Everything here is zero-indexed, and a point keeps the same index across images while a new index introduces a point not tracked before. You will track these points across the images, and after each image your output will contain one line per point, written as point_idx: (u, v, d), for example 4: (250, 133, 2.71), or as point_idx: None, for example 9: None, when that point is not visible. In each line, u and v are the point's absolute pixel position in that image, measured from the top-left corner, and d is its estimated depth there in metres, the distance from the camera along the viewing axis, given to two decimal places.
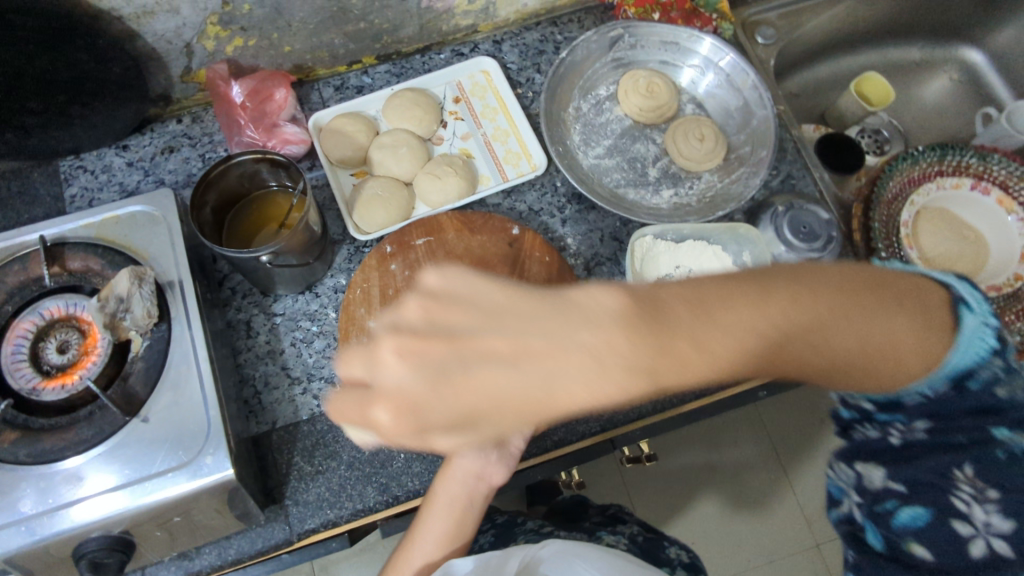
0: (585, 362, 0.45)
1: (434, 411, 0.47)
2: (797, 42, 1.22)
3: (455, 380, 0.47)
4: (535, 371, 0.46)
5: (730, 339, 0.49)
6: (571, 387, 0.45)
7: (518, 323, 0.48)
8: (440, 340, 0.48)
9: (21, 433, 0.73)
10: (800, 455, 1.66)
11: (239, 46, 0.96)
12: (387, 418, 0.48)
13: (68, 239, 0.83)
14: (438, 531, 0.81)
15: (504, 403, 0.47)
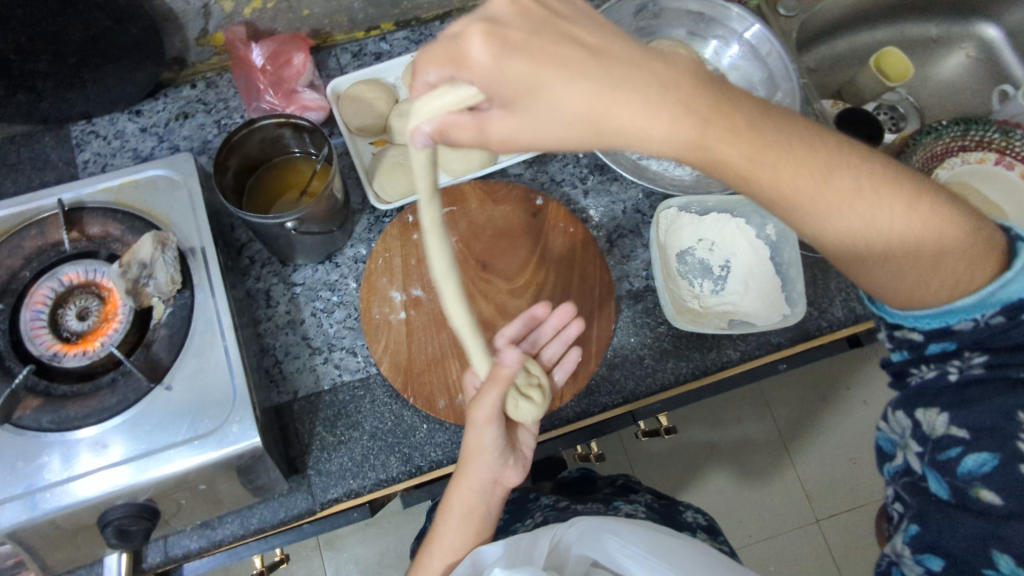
0: (653, 89, 0.52)
1: (504, 78, 0.52)
2: (819, 16, 1.21)
3: (545, 44, 0.52)
4: (608, 76, 0.52)
5: (791, 165, 0.54)
6: (630, 111, 0.52)
7: (620, 39, 0.54)
8: (544, 12, 0.54)
9: (44, 400, 0.72)
10: (803, 433, 1.67)
11: (257, 9, 0.93)
12: (478, 44, 0.52)
13: (87, 204, 0.81)
14: (457, 538, 0.77)
15: (576, 105, 0.52)
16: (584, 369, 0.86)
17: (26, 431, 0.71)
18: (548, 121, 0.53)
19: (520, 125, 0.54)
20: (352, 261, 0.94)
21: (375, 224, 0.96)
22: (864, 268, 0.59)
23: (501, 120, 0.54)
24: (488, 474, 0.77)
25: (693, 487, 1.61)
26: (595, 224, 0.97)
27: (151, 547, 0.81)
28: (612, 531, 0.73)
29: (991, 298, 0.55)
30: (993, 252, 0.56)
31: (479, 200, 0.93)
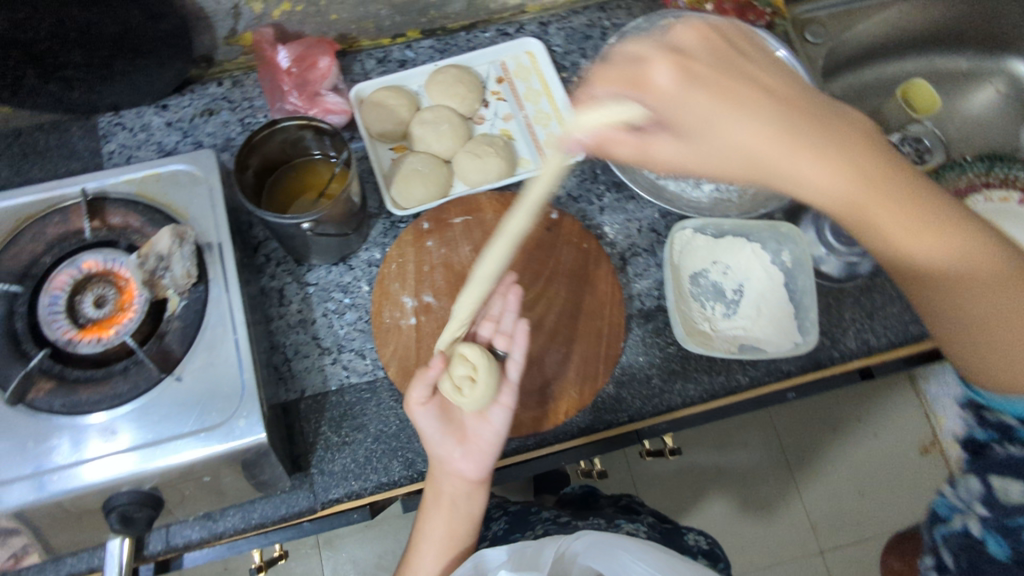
0: (834, 154, 0.66)
1: (684, 100, 0.67)
2: (846, 44, 1.20)
3: (722, 77, 0.67)
4: (772, 118, 0.65)
5: (893, 206, 0.68)
6: (807, 164, 0.65)
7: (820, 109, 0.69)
8: (721, 62, 0.69)
9: (56, 383, 0.73)
10: (811, 462, 1.65)
11: (286, 11, 0.95)
12: (666, 71, 0.67)
13: (109, 193, 0.82)
14: (433, 531, 0.82)
15: (772, 135, 0.65)
16: (591, 384, 0.86)
17: (37, 413, 0.72)
18: (713, 147, 0.66)
19: (688, 138, 0.67)
20: (366, 264, 0.95)
21: (390, 229, 0.96)
22: (937, 293, 0.72)
23: (670, 143, 0.68)
24: (441, 466, 0.80)
25: (696, 510, 1.59)
26: (609, 241, 0.97)
27: (154, 535, 0.82)
28: (626, 549, 0.74)
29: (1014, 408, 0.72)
30: None
31: (494, 211, 0.93)
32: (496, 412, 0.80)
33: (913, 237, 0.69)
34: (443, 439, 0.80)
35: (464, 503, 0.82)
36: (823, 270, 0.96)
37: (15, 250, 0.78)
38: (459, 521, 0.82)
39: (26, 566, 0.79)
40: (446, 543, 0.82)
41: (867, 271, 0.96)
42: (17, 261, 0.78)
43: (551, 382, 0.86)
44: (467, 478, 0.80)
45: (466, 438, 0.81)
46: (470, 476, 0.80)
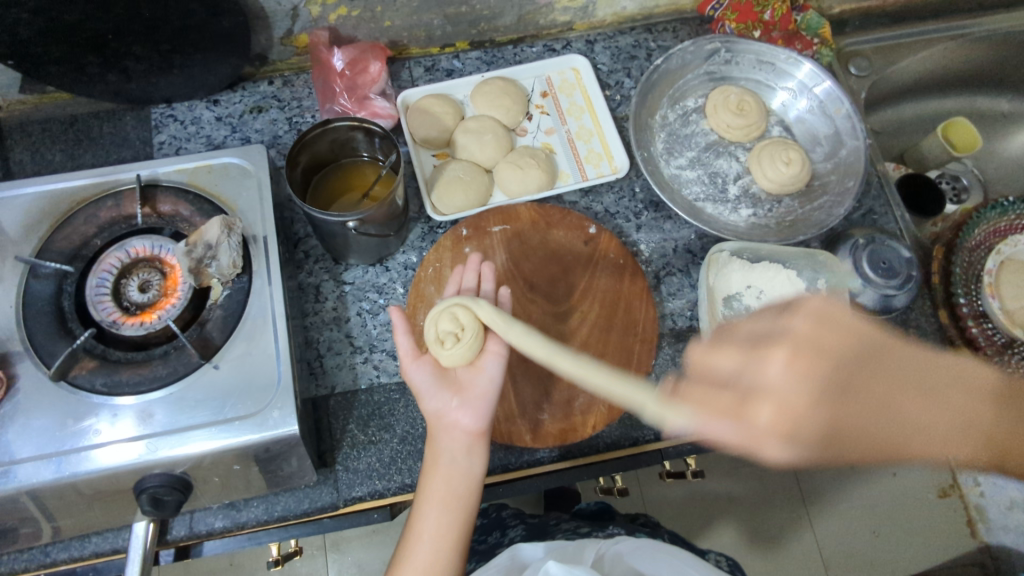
0: (931, 427, 0.77)
1: (794, 394, 0.75)
2: (890, 79, 1.21)
3: (844, 410, 0.76)
4: (896, 421, 0.77)
5: (904, 395, 0.78)
6: (911, 413, 0.77)
7: (909, 386, 0.79)
8: (824, 360, 0.75)
9: (99, 362, 0.75)
10: (825, 497, 1.63)
11: (343, 16, 0.97)
12: (771, 411, 0.74)
13: (161, 181, 0.84)
14: (432, 493, 0.74)
15: (871, 443, 0.75)
16: None
17: (78, 390, 0.74)
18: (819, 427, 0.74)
19: (789, 412, 0.74)
20: (402, 267, 0.96)
21: (428, 234, 0.97)
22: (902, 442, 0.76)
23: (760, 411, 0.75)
24: (439, 420, 0.77)
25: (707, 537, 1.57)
26: (644, 259, 0.98)
27: (177, 520, 0.83)
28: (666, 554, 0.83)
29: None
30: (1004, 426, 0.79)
31: (533, 222, 0.94)
32: (488, 361, 0.81)
33: (924, 409, 0.78)
34: (437, 393, 0.79)
35: (466, 461, 0.75)
36: (858, 302, 0.92)
37: (68, 231, 0.81)
38: (457, 478, 0.74)
39: (53, 542, 0.80)
40: (447, 508, 0.74)
41: (902, 306, 0.92)
42: (68, 241, 0.80)
43: (580, 393, 0.86)
44: (467, 428, 0.76)
45: (462, 389, 0.79)
46: (470, 426, 0.76)
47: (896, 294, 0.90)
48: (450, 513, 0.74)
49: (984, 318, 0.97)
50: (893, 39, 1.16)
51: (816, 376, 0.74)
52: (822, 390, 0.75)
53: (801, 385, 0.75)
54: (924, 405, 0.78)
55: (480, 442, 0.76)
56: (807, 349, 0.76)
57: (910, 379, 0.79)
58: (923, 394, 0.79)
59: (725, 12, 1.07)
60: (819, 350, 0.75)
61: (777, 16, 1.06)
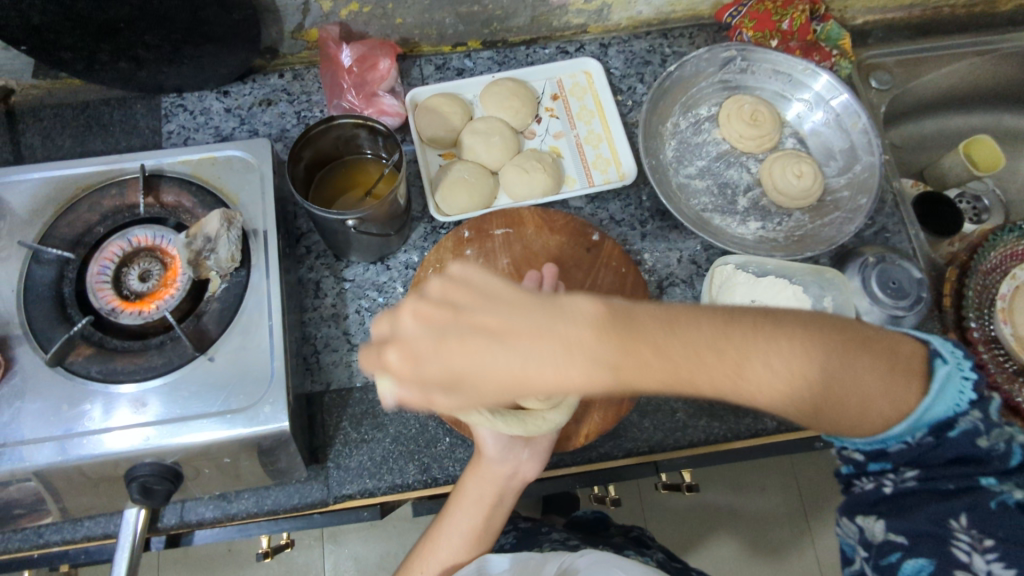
0: (557, 347, 0.50)
1: (433, 357, 0.51)
2: (912, 93, 1.18)
3: (458, 346, 0.51)
4: (522, 349, 0.50)
5: (493, 346, 0.50)
6: (548, 373, 0.50)
7: (512, 307, 0.52)
8: (447, 310, 0.52)
9: (95, 350, 0.76)
10: (826, 514, 1.60)
11: (354, 11, 0.97)
12: (396, 359, 0.51)
13: (165, 172, 0.85)
14: (462, 527, 0.81)
15: (500, 373, 0.50)
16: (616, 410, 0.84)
17: (74, 376, 0.74)
18: (487, 393, 0.51)
19: (466, 401, 0.52)
20: (403, 266, 0.95)
21: (430, 234, 0.97)
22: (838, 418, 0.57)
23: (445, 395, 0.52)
24: (504, 469, 0.79)
25: (702, 547, 1.56)
26: (647, 268, 0.96)
27: (168, 508, 0.83)
28: (622, 568, 0.74)
29: (922, 419, 0.58)
30: (915, 363, 0.59)
31: (535, 226, 0.92)
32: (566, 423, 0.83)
33: (573, 366, 0.50)
34: (509, 446, 0.77)
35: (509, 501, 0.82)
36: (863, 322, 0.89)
37: (72, 218, 0.81)
38: (495, 514, 0.82)
39: (43, 525, 0.81)
40: (473, 541, 0.81)
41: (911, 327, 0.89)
42: (72, 228, 0.81)
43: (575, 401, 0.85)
44: (525, 478, 0.81)
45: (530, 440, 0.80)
46: (528, 477, 0.81)
47: (903, 315, 0.87)
48: (477, 544, 0.81)
49: (995, 343, 0.96)
50: (916, 52, 1.13)
51: (488, 357, 0.50)
52: (478, 336, 0.51)
53: (433, 333, 0.51)
54: (530, 353, 0.50)
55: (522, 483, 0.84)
56: (445, 301, 0.53)
57: (538, 331, 0.51)
58: (521, 337, 0.50)
59: (743, 20, 1.04)
60: (494, 295, 0.54)
61: (796, 26, 1.02)
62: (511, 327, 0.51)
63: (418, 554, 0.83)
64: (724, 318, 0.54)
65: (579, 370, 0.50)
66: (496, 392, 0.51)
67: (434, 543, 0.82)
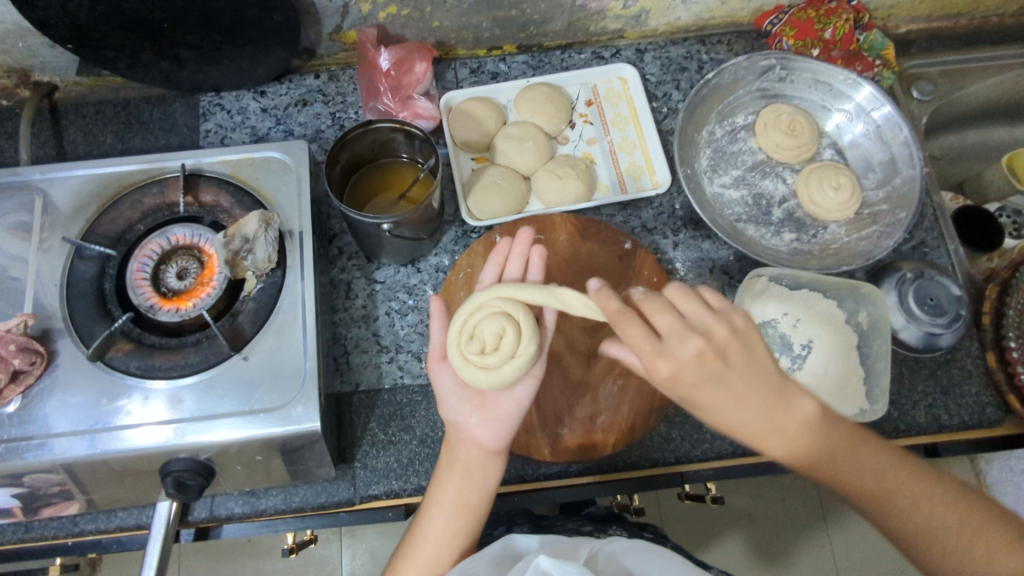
0: (770, 410, 0.61)
1: (683, 386, 0.60)
2: (956, 104, 1.15)
3: (724, 378, 0.60)
4: (754, 408, 0.61)
5: (732, 394, 0.60)
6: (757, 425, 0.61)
7: (761, 370, 0.62)
8: (718, 350, 0.60)
9: (134, 346, 0.78)
10: (843, 521, 1.55)
11: (391, 14, 0.97)
12: (666, 369, 0.60)
13: (204, 171, 0.86)
14: (442, 500, 0.71)
15: (729, 416, 0.61)
16: (643, 421, 0.84)
17: (113, 370, 0.76)
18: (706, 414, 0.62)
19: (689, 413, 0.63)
20: (433, 269, 0.96)
21: (461, 238, 0.97)
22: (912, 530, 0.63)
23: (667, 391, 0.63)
24: (456, 431, 0.74)
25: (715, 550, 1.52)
26: (679, 277, 0.95)
27: (199, 502, 0.85)
28: (659, 555, 0.74)
29: None
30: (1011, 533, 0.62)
31: (567, 233, 0.92)
32: (525, 384, 0.75)
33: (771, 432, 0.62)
34: (458, 407, 0.75)
35: (482, 475, 0.72)
36: (900, 337, 0.88)
37: (113, 215, 0.83)
38: (471, 489, 0.71)
39: (76, 513, 0.83)
40: (457, 517, 0.71)
41: (948, 345, 0.88)
42: (113, 225, 0.83)
43: (602, 411, 0.85)
44: (484, 446, 0.72)
45: (483, 403, 0.74)
46: (486, 444, 0.72)
47: (941, 333, 0.86)
48: (460, 523, 0.71)
49: None
50: (961, 62, 1.11)
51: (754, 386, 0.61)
52: (729, 368, 0.60)
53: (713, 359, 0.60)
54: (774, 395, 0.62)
55: (498, 459, 0.73)
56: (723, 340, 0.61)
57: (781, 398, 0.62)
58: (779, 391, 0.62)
59: (783, 28, 1.03)
60: (753, 354, 0.62)
61: (838, 35, 1.00)
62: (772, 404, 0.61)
63: (410, 537, 0.73)
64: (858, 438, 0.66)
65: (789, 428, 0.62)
66: (742, 416, 0.61)
67: (422, 521, 0.72)
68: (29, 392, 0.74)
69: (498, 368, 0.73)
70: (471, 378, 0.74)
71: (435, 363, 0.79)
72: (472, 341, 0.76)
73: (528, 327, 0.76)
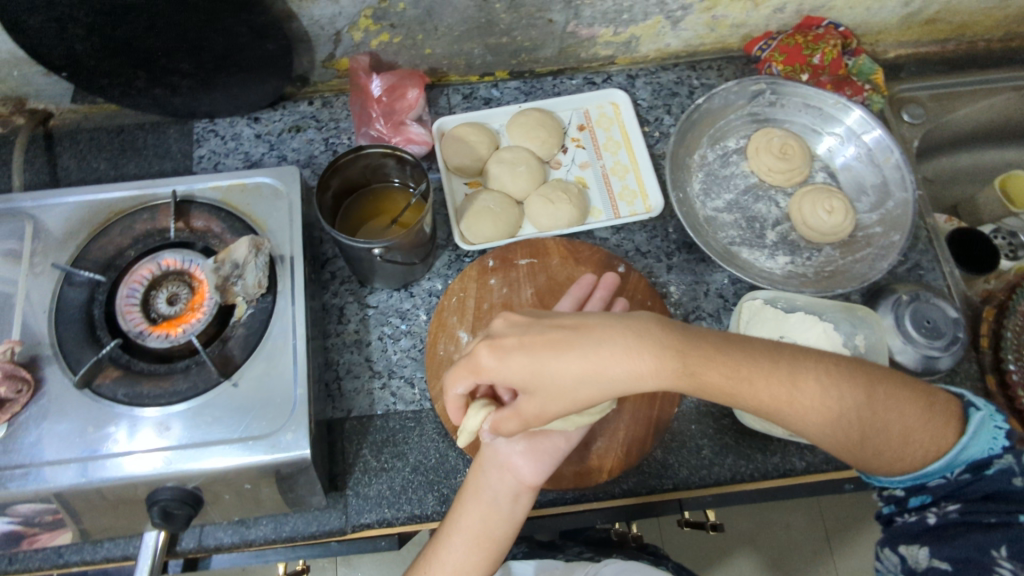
0: (619, 348, 0.61)
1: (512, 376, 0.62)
2: (946, 128, 1.15)
3: (535, 341, 0.63)
4: (592, 355, 0.61)
5: (573, 356, 0.61)
6: (620, 363, 0.60)
7: (594, 338, 0.62)
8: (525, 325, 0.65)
9: (122, 372, 0.76)
10: (848, 543, 1.46)
11: (384, 42, 0.98)
12: (488, 357, 0.63)
13: (196, 197, 0.86)
14: (465, 529, 0.69)
15: (571, 384, 0.61)
16: (639, 446, 0.83)
17: (100, 399, 0.75)
18: (559, 393, 0.61)
19: (547, 406, 0.61)
20: (426, 293, 0.95)
21: (455, 262, 0.97)
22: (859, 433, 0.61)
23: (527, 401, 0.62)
24: (496, 456, 0.71)
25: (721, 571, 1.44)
26: (673, 300, 0.95)
27: (187, 532, 0.82)
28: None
29: (956, 460, 0.63)
30: (952, 419, 0.64)
31: (561, 257, 0.92)
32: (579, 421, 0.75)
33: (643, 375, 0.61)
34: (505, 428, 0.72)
35: (512, 509, 0.69)
36: (897, 360, 0.87)
37: (104, 241, 0.83)
38: (497, 521, 0.69)
39: (61, 545, 0.81)
40: (478, 550, 0.68)
41: (946, 368, 0.87)
42: (104, 251, 0.82)
43: (598, 436, 0.83)
44: (522, 478, 0.70)
45: (532, 433, 0.72)
46: (525, 476, 0.70)
47: (937, 356, 0.85)
48: (480, 556, 0.68)
49: None
50: (950, 86, 1.12)
51: (554, 339, 0.62)
52: (545, 341, 0.62)
53: (525, 359, 0.61)
54: (594, 347, 0.61)
55: (529, 494, 0.70)
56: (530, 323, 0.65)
57: (597, 350, 0.61)
58: (591, 351, 0.61)
59: (773, 54, 1.04)
60: (579, 327, 0.63)
61: (826, 61, 1.02)
62: (598, 355, 0.61)
63: (423, 561, 0.70)
64: (784, 361, 0.61)
65: (650, 362, 0.60)
66: (576, 385, 0.60)
67: (439, 547, 0.69)
68: (14, 420, 0.73)
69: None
70: None
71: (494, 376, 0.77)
72: None
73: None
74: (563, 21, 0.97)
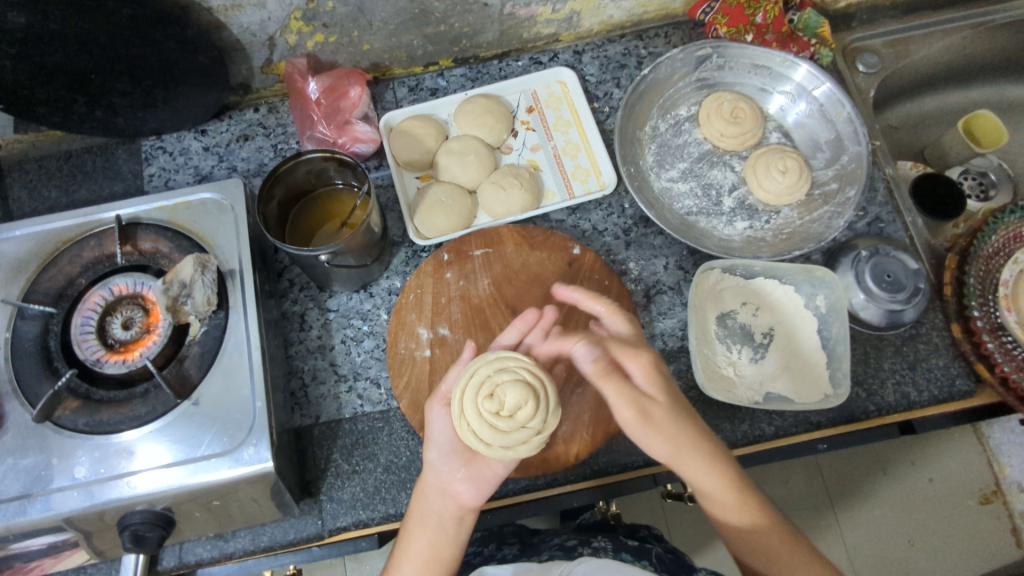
0: (708, 441, 0.70)
1: (647, 397, 0.69)
2: (904, 74, 1.13)
3: (674, 392, 0.71)
4: (692, 428, 0.69)
5: (685, 417, 0.69)
6: (702, 452, 0.68)
7: (698, 421, 0.70)
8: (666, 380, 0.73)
9: (81, 402, 0.77)
10: (858, 500, 1.41)
11: (320, 42, 0.97)
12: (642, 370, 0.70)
13: (142, 219, 0.86)
14: (411, 555, 0.68)
15: (678, 424, 0.69)
16: (605, 428, 0.82)
17: (62, 430, 0.75)
18: (666, 424, 0.68)
19: (643, 425, 0.68)
20: (386, 292, 0.95)
21: (412, 258, 0.97)
22: None
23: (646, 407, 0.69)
24: (437, 481, 0.72)
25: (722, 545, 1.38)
26: (633, 277, 0.94)
27: (167, 551, 0.83)
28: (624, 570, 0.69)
29: None
30: None
31: (515, 244, 0.91)
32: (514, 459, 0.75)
33: (710, 461, 0.68)
34: (447, 457, 0.73)
35: (457, 531, 0.70)
36: (861, 317, 0.87)
37: (53, 271, 0.83)
38: (445, 543, 0.69)
39: (62, 570, 0.83)
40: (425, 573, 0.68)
41: (912, 319, 0.87)
42: (54, 282, 0.82)
43: (563, 421, 0.83)
44: (462, 501, 0.70)
45: (472, 460, 0.73)
46: (465, 500, 0.71)
47: (900, 309, 0.84)
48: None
49: (1003, 331, 0.89)
50: (903, 31, 1.09)
51: (678, 398, 0.71)
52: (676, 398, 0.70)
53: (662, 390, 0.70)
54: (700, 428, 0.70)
55: (471, 516, 0.71)
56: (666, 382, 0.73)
57: (699, 430, 0.69)
58: (695, 429, 0.69)
59: (716, 16, 1.02)
60: (685, 404, 0.72)
61: (769, 19, 1.00)
62: (695, 436, 0.69)
63: None
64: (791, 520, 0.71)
65: (720, 469, 0.68)
66: (667, 445, 0.68)
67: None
68: None
69: (507, 436, 0.72)
70: (477, 437, 0.72)
71: (436, 405, 0.77)
72: (491, 400, 0.73)
73: (547, 404, 0.75)
74: (499, 3, 0.95)
